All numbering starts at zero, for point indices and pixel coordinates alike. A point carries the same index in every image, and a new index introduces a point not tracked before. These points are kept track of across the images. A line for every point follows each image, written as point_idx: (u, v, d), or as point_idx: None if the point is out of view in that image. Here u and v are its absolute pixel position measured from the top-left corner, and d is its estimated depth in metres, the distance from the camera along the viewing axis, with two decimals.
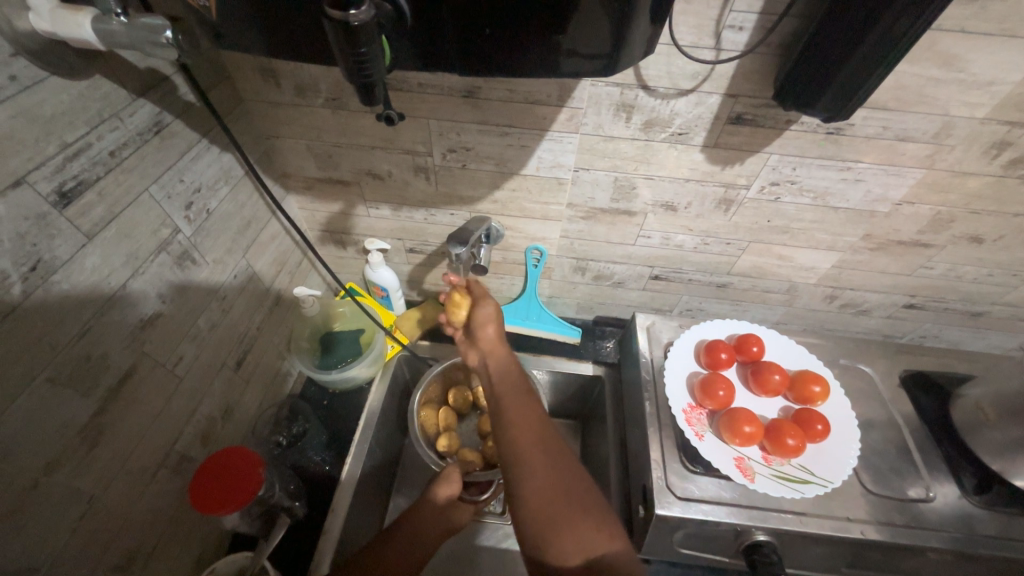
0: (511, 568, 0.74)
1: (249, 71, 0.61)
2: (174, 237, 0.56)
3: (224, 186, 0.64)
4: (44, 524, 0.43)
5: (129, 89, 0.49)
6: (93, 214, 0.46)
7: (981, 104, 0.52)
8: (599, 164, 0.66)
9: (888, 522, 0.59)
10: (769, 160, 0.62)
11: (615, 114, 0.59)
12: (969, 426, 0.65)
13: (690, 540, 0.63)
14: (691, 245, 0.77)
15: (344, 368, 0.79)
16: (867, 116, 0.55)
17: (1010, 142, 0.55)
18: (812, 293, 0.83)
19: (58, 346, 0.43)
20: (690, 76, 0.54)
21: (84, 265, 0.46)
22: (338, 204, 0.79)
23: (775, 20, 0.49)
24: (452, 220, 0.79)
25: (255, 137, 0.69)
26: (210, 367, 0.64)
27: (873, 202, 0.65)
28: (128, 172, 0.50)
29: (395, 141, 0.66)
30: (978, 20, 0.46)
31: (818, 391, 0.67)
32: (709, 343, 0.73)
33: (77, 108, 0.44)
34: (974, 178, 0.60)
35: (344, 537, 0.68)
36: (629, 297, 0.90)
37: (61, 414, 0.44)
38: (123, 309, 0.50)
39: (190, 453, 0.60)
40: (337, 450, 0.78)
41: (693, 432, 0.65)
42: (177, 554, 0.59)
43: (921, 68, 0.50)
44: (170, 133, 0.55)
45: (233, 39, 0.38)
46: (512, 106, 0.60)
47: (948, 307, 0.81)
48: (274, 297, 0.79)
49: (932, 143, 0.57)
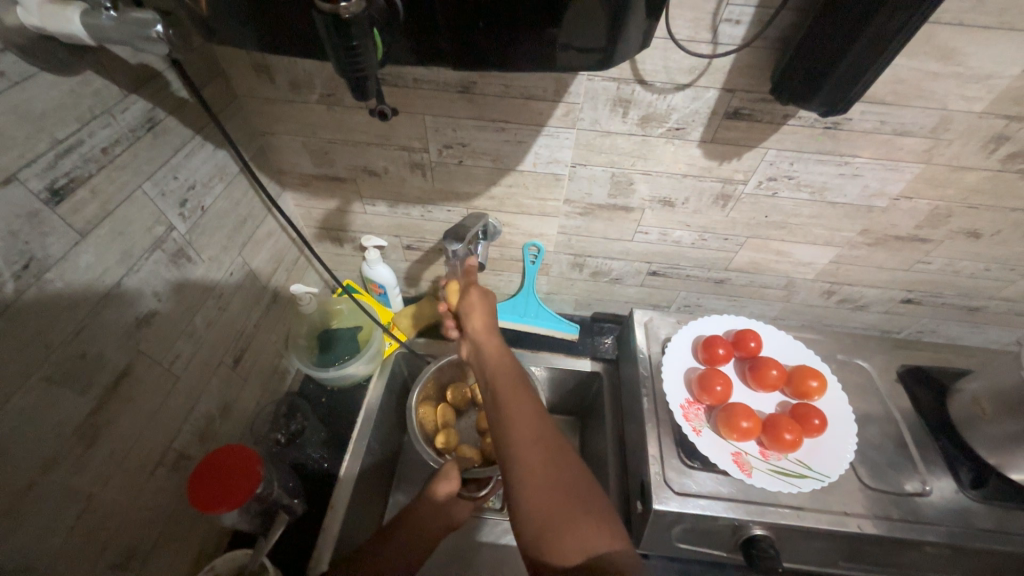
0: (510, 563, 0.74)
1: (242, 67, 0.60)
2: (168, 235, 0.56)
3: (219, 183, 0.64)
4: (41, 523, 0.42)
5: (121, 85, 0.49)
6: (87, 211, 0.46)
7: (979, 98, 0.52)
8: (596, 160, 0.65)
9: (885, 516, 0.59)
10: (767, 155, 0.61)
11: (612, 110, 0.59)
12: (966, 420, 0.65)
13: (688, 535, 0.63)
14: (689, 241, 0.76)
15: (342, 366, 0.79)
16: (865, 110, 0.55)
17: (1008, 136, 0.55)
18: (810, 288, 0.83)
19: (52, 345, 0.43)
20: (688, 71, 0.54)
21: (78, 263, 0.45)
22: (335, 201, 0.79)
23: (772, 14, 0.48)
24: (450, 217, 0.79)
25: (250, 134, 0.68)
26: (207, 365, 0.64)
27: (871, 197, 0.65)
28: (121, 170, 0.49)
29: (391, 136, 0.66)
30: (977, 13, 0.46)
31: (816, 386, 0.67)
32: (707, 339, 0.73)
33: (68, 104, 0.43)
34: (973, 173, 0.60)
35: (343, 534, 0.68)
36: (628, 294, 0.90)
37: (57, 413, 0.44)
38: (119, 307, 0.50)
39: (187, 451, 0.60)
40: (335, 448, 0.78)
41: (691, 427, 0.65)
42: (175, 552, 0.58)
43: (920, 62, 0.50)
44: (163, 130, 0.54)
45: (224, 33, 0.38)
46: (508, 101, 0.59)
47: (946, 301, 0.81)
48: (271, 294, 0.79)
49: (930, 137, 0.56)
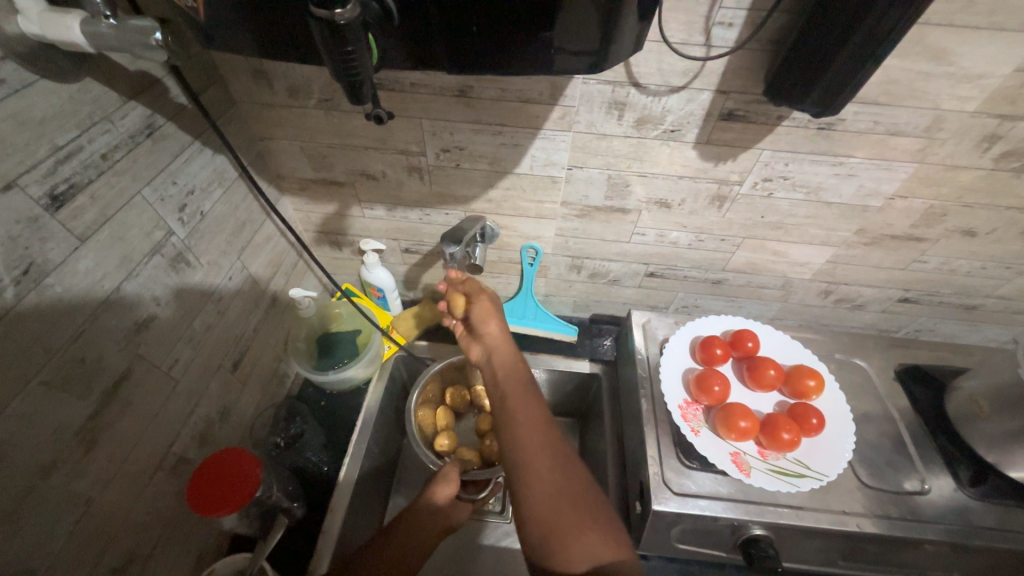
0: (510, 566, 0.74)
1: (240, 73, 0.61)
2: (168, 239, 0.56)
3: (218, 188, 0.64)
4: (41, 526, 0.43)
5: (120, 92, 0.49)
6: (87, 217, 0.46)
7: (971, 97, 0.52)
8: (593, 162, 0.66)
9: (884, 514, 0.59)
10: (762, 156, 0.62)
11: (608, 112, 0.59)
12: (964, 418, 0.65)
13: (687, 536, 0.63)
14: (686, 242, 0.77)
15: (342, 369, 0.79)
16: (858, 111, 0.55)
17: (1001, 135, 0.55)
18: (807, 289, 0.84)
19: (53, 349, 0.43)
20: (681, 73, 0.55)
21: (77, 267, 0.46)
22: (333, 205, 0.79)
23: (763, 16, 0.49)
24: (448, 220, 0.79)
25: (248, 138, 0.69)
26: (206, 368, 0.64)
27: (866, 196, 0.65)
28: (120, 175, 0.50)
29: (389, 140, 0.66)
30: (967, 14, 0.46)
31: (814, 386, 0.67)
32: (704, 340, 0.73)
33: (67, 111, 0.44)
34: (967, 171, 0.60)
35: (344, 537, 0.68)
36: (626, 295, 0.90)
37: (58, 416, 0.44)
38: (119, 312, 0.50)
39: (187, 455, 0.61)
40: (335, 451, 0.78)
41: (689, 427, 0.65)
42: (175, 557, 0.58)
43: (911, 63, 0.50)
44: (162, 135, 0.55)
45: (221, 40, 0.38)
46: (504, 105, 0.60)
47: (943, 300, 0.81)
48: (270, 298, 0.79)
49: (923, 136, 0.57)
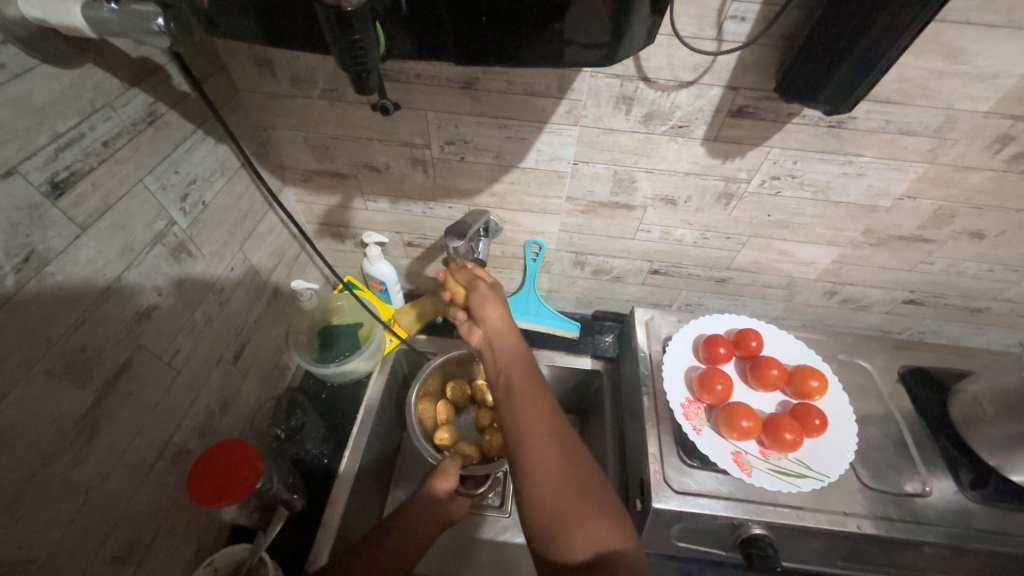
0: (509, 560, 0.74)
1: (243, 61, 0.60)
2: (169, 229, 0.56)
3: (220, 178, 0.64)
4: (42, 514, 0.43)
5: (122, 78, 0.48)
6: (88, 204, 0.46)
7: (983, 98, 0.52)
8: (599, 157, 0.65)
9: (885, 516, 0.59)
10: (771, 153, 0.61)
11: (616, 107, 0.58)
12: (967, 421, 0.65)
13: (687, 534, 0.63)
14: (691, 240, 0.76)
15: (342, 362, 0.79)
16: (870, 109, 0.54)
17: (1013, 136, 0.55)
18: (812, 288, 0.83)
19: (53, 338, 0.43)
20: (691, 69, 0.54)
21: (78, 257, 0.45)
22: (336, 197, 0.79)
23: (777, 11, 0.48)
24: (451, 214, 0.78)
25: (251, 128, 0.68)
26: (208, 359, 0.64)
27: (874, 196, 0.65)
28: (122, 163, 0.49)
29: (393, 133, 0.66)
30: (984, 11, 0.46)
31: (817, 386, 0.67)
32: (708, 338, 0.72)
33: (69, 97, 0.43)
34: (977, 173, 0.59)
35: (343, 529, 0.69)
36: (628, 292, 0.90)
37: (57, 406, 0.44)
38: (120, 300, 0.50)
39: (188, 445, 0.60)
40: (335, 443, 0.78)
41: (691, 426, 0.65)
42: (175, 547, 0.59)
43: (926, 61, 0.49)
44: (164, 124, 0.54)
45: (227, 28, 0.38)
46: (511, 98, 0.59)
47: (948, 302, 0.81)
48: (271, 290, 0.78)
49: (935, 137, 0.56)
